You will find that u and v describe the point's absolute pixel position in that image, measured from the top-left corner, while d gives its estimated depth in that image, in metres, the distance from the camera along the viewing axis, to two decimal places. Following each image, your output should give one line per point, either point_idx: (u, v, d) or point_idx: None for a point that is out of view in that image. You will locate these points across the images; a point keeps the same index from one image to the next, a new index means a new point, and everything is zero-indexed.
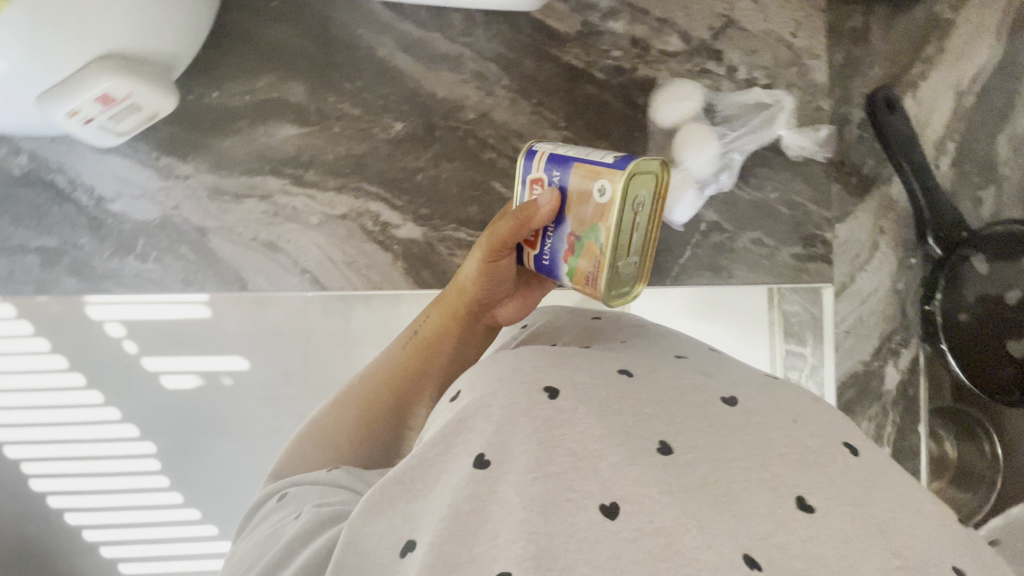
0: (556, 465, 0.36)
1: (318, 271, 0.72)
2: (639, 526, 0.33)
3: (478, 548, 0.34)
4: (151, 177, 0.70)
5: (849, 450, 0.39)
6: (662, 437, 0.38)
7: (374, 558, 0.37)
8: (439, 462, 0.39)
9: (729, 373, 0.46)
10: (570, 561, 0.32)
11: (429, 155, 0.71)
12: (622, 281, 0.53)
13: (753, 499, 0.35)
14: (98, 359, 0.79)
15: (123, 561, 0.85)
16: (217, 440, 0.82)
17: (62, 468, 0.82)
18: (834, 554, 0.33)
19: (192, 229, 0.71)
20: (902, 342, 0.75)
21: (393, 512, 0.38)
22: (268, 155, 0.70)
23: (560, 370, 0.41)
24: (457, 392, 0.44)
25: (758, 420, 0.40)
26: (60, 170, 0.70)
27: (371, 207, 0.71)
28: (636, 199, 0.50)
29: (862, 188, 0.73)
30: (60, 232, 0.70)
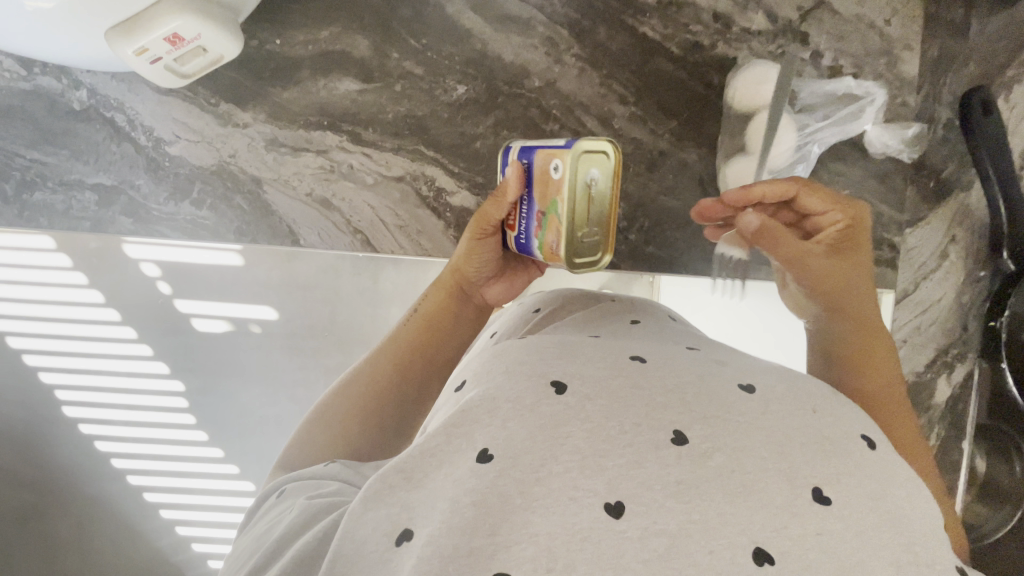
0: (559, 464, 0.32)
1: (370, 232, 0.72)
2: (644, 526, 0.30)
3: (478, 542, 0.30)
4: (209, 123, 0.69)
5: (866, 443, 0.37)
6: (675, 426, 0.34)
7: (371, 549, 0.32)
8: (442, 453, 0.34)
9: (747, 362, 0.42)
10: (572, 561, 0.29)
11: (490, 122, 0.69)
12: (589, 258, 0.47)
13: (767, 488, 0.32)
14: (134, 297, 0.76)
15: (149, 490, 0.82)
16: (245, 384, 0.78)
17: (94, 398, 0.79)
18: (846, 547, 0.31)
19: (248, 179, 0.70)
20: (958, 356, 0.73)
21: (393, 500, 0.34)
22: (327, 108, 0.69)
23: (569, 361, 0.37)
24: (462, 382, 0.41)
25: (776, 408, 0.36)
26: (120, 108, 0.69)
27: (427, 171, 0.70)
28: (588, 168, 0.45)
29: (942, 193, 0.71)
30: (117, 170, 0.70)
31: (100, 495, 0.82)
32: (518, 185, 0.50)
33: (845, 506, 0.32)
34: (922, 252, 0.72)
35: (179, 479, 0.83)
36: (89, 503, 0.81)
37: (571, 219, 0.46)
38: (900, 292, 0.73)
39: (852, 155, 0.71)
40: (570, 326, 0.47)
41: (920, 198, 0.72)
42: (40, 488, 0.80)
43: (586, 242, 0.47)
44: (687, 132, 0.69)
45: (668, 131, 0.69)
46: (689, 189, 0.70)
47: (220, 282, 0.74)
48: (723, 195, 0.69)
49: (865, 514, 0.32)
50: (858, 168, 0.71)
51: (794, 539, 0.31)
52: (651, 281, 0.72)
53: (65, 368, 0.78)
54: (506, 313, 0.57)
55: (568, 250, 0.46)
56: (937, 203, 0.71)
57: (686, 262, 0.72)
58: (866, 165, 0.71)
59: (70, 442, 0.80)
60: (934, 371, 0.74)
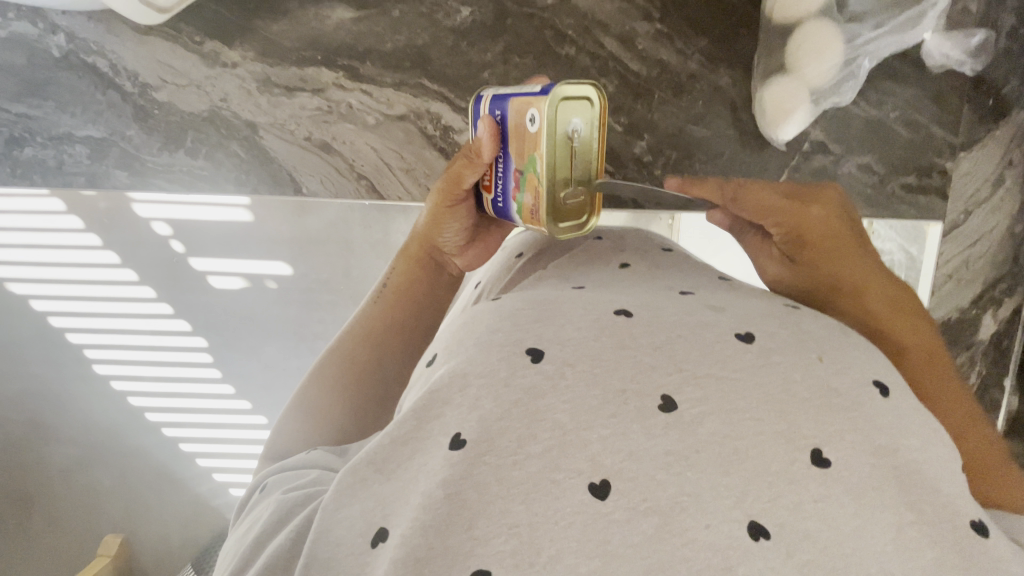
0: (538, 444, 0.30)
1: (374, 177, 0.68)
2: (632, 504, 0.28)
3: (454, 540, 0.29)
4: (196, 64, 0.64)
5: (879, 389, 0.33)
6: (663, 391, 0.31)
7: (345, 550, 0.31)
8: (415, 440, 0.33)
9: (742, 304, 0.38)
10: (556, 552, 0.27)
11: (499, 48, 0.63)
12: (574, 219, 0.42)
13: (780, 455, 0.29)
14: (148, 251, 0.73)
15: (183, 441, 0.83)
16: (263, 341, 0.77)
17: (122, 357, 0.79)
18: (848, 512, 0.28)
19: (243, 124, 0.66)
20: (1006, 292, 0.68)
21: (367, 494, 0.33)
22: (321, 41, 0.63)
23: (546, 326, 0.35)
24: (434, 355, 0.39)
25: (776, 360, 0.33)
26: (101, 52, 0.65)
27: (432, 108, 0.65)
28: (567, 117, 0.39)
29: (1000, 112, 0.64)
30: (106, 121, 0.67)
31: (139, 447, 0.83)
32: (495, 142, 0.45)
33: (847, 466, 0.29)
34: (977, 179, 0.65)
35: (216, 431, 0.83)
36: (129, 454, 0.83)
37: (553, 177, 0.40)
38: (949, 224, 0.67)
39: (905, 70, 0.63)
40: (551, 277, 0.43)
41: (975, 118, 0.64)
42: (79, 441, 0.82)
43: (570, 202, 0.42)
44: (718, 51, 0.63)
45: (698, 51, 0.63)
46: (720, 115, 0.64)
47: (233, 237, 0.72)
48: (760, 123, 0.64)
49: (880, 480, 0.29)
50: (910, 86, 0.63)
51: (792, 508, 0.28)
52: (670, 222, 0.68)
53: (91, 329, 0.77)
54: (492, 260, 0.54)
55: (550, 212, 0.41)
56: (995, 123, 0.64)
57: None
58: (919, 81, 0.63)
59: (105, 398, 0.80)
60: (980, 307, 0.69)
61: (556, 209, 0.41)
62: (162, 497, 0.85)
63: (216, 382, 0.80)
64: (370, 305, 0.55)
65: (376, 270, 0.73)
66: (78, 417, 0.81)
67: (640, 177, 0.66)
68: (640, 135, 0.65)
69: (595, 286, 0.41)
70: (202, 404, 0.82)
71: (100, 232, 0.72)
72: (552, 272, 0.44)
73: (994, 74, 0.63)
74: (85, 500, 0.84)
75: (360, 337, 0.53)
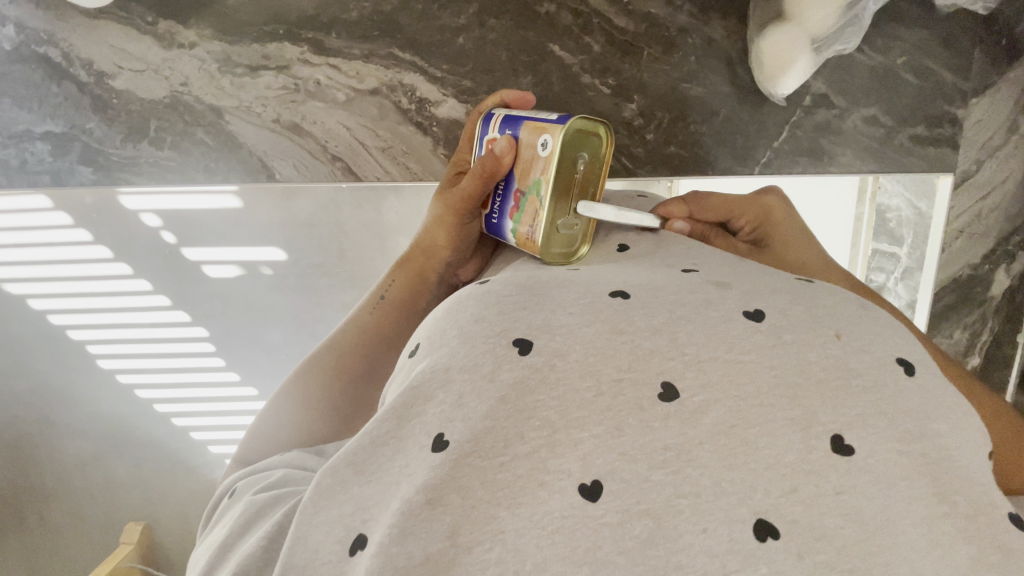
0: (524, 444, 0.31)
1: (350, 158, 0.64)
2: (624, 507, 0.29)
3: (435, 548, 0.29)
4: (151, 47, 0.61)
5: (904, 368, 0.34)
6: (664, 378, 0.32)
7: (323, 558, 0.32)
8: (394, 439, 0.34)
9: (747, 279, 0.39)
10: (542, 560, 0.28)
11: (473, 10, 0.59)
12: (567, 247, 0.42)
13: (772, 446, 0.30)
14: (138, 246, 0.71)
15: (195, 429, 0.82)
16: (265, 324, 0.75)
17: (125, 351, 0.78)
18: (870, 505, 0.29)
19: (207, 109, 0.62)
20: (1021, 245, 0.65)
21: (346, 497, 0.33)
22: (282, 14, 0.59)
23: (534, 313, 0.35)
24: (416, 345, 0.38)
25: (789, 339, 0.34)
26: (51, 40, 0.61)
27: (405, 79, 0.61)
28: (577, 145, 0.40)
29: (1012, 53, 0.60)
30: (64, 114, 0.63)
31: (148, 438, 0.82)
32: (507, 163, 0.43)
33: (872, 455, 0.30)
34: (989, 126, 0.61)
35: (227, 418, 0.81)
36: (140, 445, 0.82)
37: (556, 203, 0.40)
38: (960, 174, 0.63)
39: (911, 12, 0.59)
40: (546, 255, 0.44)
41: (987, 59, 0.60)
42: (87, 438, 0.81)
43: (566, 228, 0.41)
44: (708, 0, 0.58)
45: (688, 2, 0.58)
46: (714, 71, 0.60)
47: (223, 226, 0.69)
48: (758, 78, 0.59)
49: (888, 463, 0.30)
50: (918, 29, 0.59)
51: (807, 503, 0.29)
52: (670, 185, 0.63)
53: (91, 325, 0.76)
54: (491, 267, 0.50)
55: (546, 237, 0.41)
56: (1008, 65, 0.60)
57: (713, 161, 0.62)
58: (925, 22, 0.59)
59: (108, 391, 0.79)
60: (992, 263, 0.66)
61: (551, 234, 0.41)
62: (174, 484, 0.84)
63: (220, 371, 0.79)
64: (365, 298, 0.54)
65: (371, 253, 0.69)
66: (85, 410, 0.80)
67: (632, 142, 0.62)
68: (629, 97, 0.61)
69: (590, 266, 0.41)
70: (209, 393, 0.80)
71: (90, 228, 0.70)
72: (532, 258, 0.43)
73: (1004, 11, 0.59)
74: (101, 493, 0.84)
75: (356, 334, 0.53)
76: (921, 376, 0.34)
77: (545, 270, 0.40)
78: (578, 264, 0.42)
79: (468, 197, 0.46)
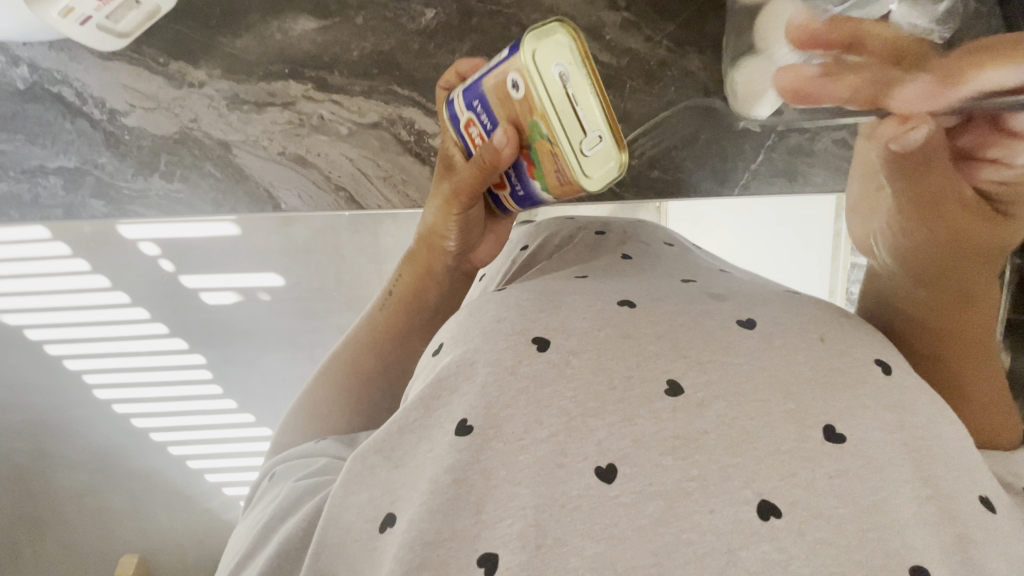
0: (544, 429, 0.34)
1: (352, 187, 0.67)
2: (637, 488, 0.32)
3: (462, 523, 0.33)
4: (162, 85, 0.64)
5: (882, 368, 0.37)
6: (669, 375, 0.36)
7: (354, 536, 0.36)
8: (420, 427, 0.38)
9: (743, 291, 0.43)
10: (562, 535, 0.31)
11: (466, 47, 0.62)
12: (601, 164, 0.40)
13: (771, 434, 0.33)
14: (139, 274, 0.75)
15: (190, 458, 0.84)
16: (261, 352, 0.79)
17: (125, 380, 0.79)
18: (863, 489, 0.32)
19: (215, 143, 0.65)
20: None
21: (375, 482, 0.37)
22: (286, 54, 0.63)
23: (550, 316, 0.39)
24: (440, 345, 0.44)
25: (779, 343, 0.38)
26: (65, 81, 0.64)
27: (405, 113, 0.64)
28: (539, 58, 0.38)
29: None
30: (77, 150, 0.66)
31: (145, 467, 0.83)
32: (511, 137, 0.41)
33: (868, 443, 0.33)
34: None
35: (225, 445, 0.84)
36: (141, 473, 0.84)
37: (561, 126, 0.38)
38: None
39: None
40: (554, 269, 0.48)
41: None
42: (89, 465, 0.82)
43: (584, 149, 0.39)
44: (686, 36, 0.63)
45: (667, 36, 0.63)
46: (693, 100, 0.64)
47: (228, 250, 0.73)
48: (734, 104, 0.63)
49: (881, 448, 0.33)
50: None
51: (804, 486, 0.31)
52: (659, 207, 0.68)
53: (92, 354, 0.78)
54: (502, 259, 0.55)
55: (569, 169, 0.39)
56: None
57: (694, 184, 0.66)
58: None
59: (108, 420, 0.81)
60: None
61: (579, 162, 0.39)
62: (170, 513, 0.85)
63: (216, 398, 0.82)
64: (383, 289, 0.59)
65: (367, 270, 0.75)
66: (86, 440, 0.81)
67: None
68: None
69: (597, 274, 0.46)
70: (206, 421, 0.83)
71: (88, 258, 0.73)
72: (541, 270, 0.48)
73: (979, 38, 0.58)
74: (100, 523, 0.84)
75: (375, 327, 0.57)
76: (897, 374, 0.37)
77: (557, 280, 0.44)
78: (587, 272, 0.46)
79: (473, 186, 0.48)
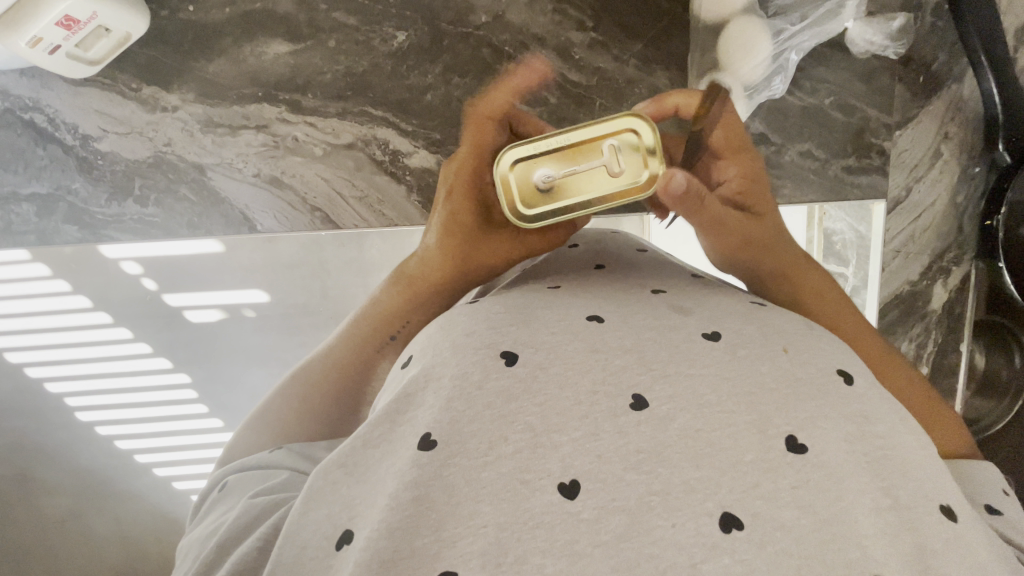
0: (509, 444, 0.35)
1: (328, 208, 0.67)
2: (600, 504, 0.33)
3: (421, 542, 0.33)
4: (135, 110, 0.64)
5: (844, 379, 0.38)
6: (635, 391, 0.36)
7: (310, 554, 0.36)
8: (384, 441, 0.39)
9: (708, 303, 0.44)
10: (523, 553, 0.32)
11: (438, 69, 0.64)
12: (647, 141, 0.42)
13: (736, 445, 0.34)
14: (119, 296, 0.73)
15: (178, 479, 0.81)
16: (248, 368, 0.76)
17: (106, 403, 0.78)
18: (826, 497, 0.33)
19: (189, 167, 0.65)
20: (953, 261, 0.67)
21: (335, 498, 0.38)
22: (259, 78, 0.63)
23: (521, 329, 0.40)
24: (409, 357, 0.44)
25: (744, 353, 0.38)
26: (37, 107, 0.64)
27: (378, 134, 0.65)
28: (563, 172, 0.42)
29: (930, 88, 0.64)
30: (50, 176, 0.66)
31: (127, 491, 0.81)
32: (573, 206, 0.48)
33: (824, 450, 0.34)
34: (913, 155, 0.65)
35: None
36: (120, 499, 0.81)
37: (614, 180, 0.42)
38: (893, 200, 0.66)
39: (835, 57, 0.64)
40: (528, 280, 0.49)
41: (909, 95, 0.64)
42: (66, 492, 0.80)
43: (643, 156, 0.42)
44: (653, 54, 0.64)
45: (634, 55, 0.64)
46: None
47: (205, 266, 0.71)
48: None
49: (838, 458, 0.34)
50: (841, 72, 0.64)
51: (767, 498, 0.33)
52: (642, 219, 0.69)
53: (66, 377, 0.77)
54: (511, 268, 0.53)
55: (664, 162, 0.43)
56: (927, 99, 0.64)
57: None
58: (848, 65, 0.64)
59: (89, 445, 0.80)
60: (930, 278, 0.68)
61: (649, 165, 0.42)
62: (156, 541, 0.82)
63: (204, 418, 0.79)
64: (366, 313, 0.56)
65: (356, 289, 0.71)
66: (66, 466, 0.80)
67: None
68: None
69: (570, 286, 0.47)
70: (193, 442, 0.81)
71: (67, 278, 0.72)
72: (515, 285, 0.49)
73: (928, 51, 0.63)
74: (81, 551, 0.82)
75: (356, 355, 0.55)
76: (858, 384, 0.38)
77: (531, 294, 0.45)
78: (562, 284, 0.47)
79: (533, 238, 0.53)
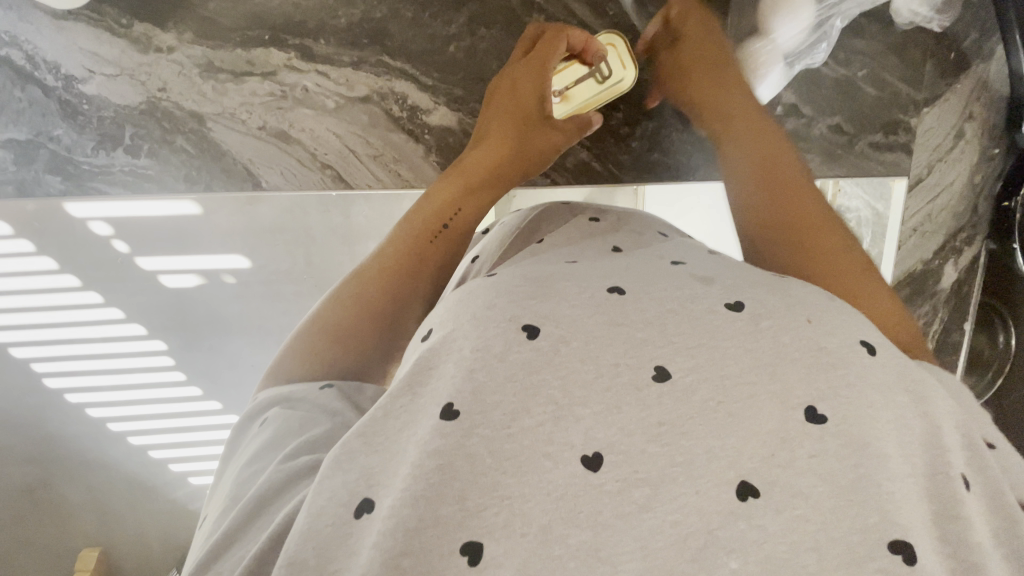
0: (532, 418, 0.33)
1: (341, 166, 0.63)
2: (622, 475, 0.31)
3: (445, 510, 0.31)
4: (125, 50, 0.59)
5: (867, 349, 0.35)
6: (657, 362, 0.35)
7: (325, 520, 0.33)
8: (405, 415, 0.36)
9: (727, 271, 0.41)
10: (547, 523, 0.30)
11: (463, 19, 0.60)
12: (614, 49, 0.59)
13: (755, 416, 0.32)
14: (90, 253, 0.71)
15: (153, 447, 0.82)
16: (228, 336, 0.78)
17: (70, 369, 0.76)
18: (844, 465, 0.31)
19: (188, 116, 0.60)
20: (966, 241, 0.69)
21: (353, 466, 0.35)
22: (265, 18, 0.58)
23: (542, 303, 0.38)
24: (429, 331, 0.41)
25: (768, 325, 0.36)
26: (14, 42, 0.58)
27: (397, 87, 0.61)
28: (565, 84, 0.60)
29: (959, 67, 0.64)
30: (28, 121, 0.60)
31: (106, 457, 0.82)
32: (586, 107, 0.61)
33: (845, 420, 0.32)
34: (937, 134, 0.65)
35: (187, 432, 0.82)
36: (94, 465, 0.82)
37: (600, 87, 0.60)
38: (914, 178, 0.66)
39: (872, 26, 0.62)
40: (545, 253, 0.46)
41: (938, 74, 0.63)
42: (41, 457, 0.81)
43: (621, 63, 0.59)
44: None
45: None
46: None
47: (195, 225, 0.69)
48: None
49: (877, 435, 0.32)
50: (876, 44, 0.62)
51: (784, 466, 0.31)
52: (636, 190, 0.68)
53: (37, 342, 0.75)
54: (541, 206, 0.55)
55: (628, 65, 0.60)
56: (954, 78, 0.64)
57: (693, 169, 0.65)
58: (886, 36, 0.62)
59: (64, 411, 0.79)
60: (941, 258, 0.70)
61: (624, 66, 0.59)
62: (136, 503, 0.84)
63: (182, 385, 0.80)
64: (409, 220, 0.55)
65: (339, 253, 0.73)
66: (35, 433, 0.79)
67: (618, 150, 0.65)
68: (616, 106, 0.63)
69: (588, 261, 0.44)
70: (169, 410, 0.81)
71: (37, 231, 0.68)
72: (526, 255, 0.46)
73: (961, 27, 0.63)
74: (50, 516, 0.83)
75: (413, 269, 0.53)
76: (880, 354, 0.36)
77: (546, 266, 0.43)
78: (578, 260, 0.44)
79: (558, 136, 0.60)
